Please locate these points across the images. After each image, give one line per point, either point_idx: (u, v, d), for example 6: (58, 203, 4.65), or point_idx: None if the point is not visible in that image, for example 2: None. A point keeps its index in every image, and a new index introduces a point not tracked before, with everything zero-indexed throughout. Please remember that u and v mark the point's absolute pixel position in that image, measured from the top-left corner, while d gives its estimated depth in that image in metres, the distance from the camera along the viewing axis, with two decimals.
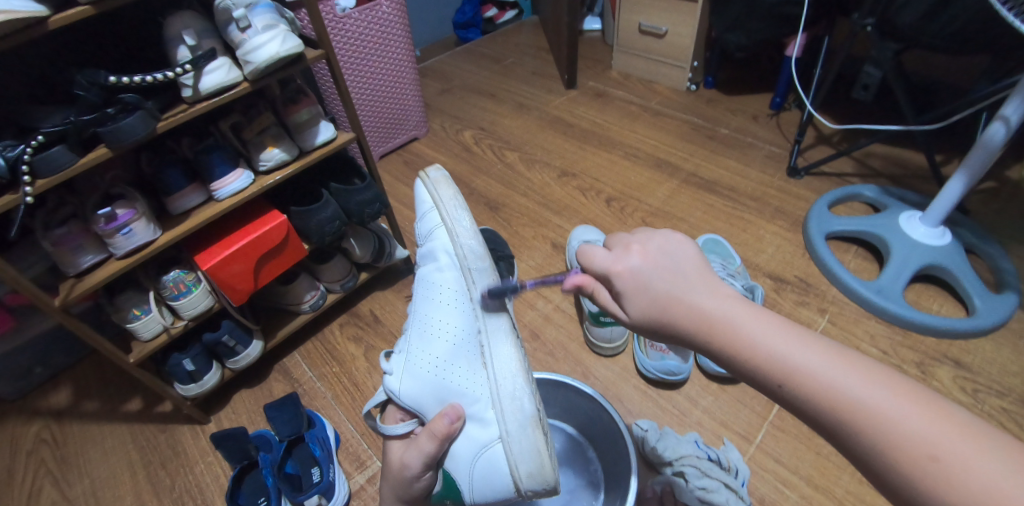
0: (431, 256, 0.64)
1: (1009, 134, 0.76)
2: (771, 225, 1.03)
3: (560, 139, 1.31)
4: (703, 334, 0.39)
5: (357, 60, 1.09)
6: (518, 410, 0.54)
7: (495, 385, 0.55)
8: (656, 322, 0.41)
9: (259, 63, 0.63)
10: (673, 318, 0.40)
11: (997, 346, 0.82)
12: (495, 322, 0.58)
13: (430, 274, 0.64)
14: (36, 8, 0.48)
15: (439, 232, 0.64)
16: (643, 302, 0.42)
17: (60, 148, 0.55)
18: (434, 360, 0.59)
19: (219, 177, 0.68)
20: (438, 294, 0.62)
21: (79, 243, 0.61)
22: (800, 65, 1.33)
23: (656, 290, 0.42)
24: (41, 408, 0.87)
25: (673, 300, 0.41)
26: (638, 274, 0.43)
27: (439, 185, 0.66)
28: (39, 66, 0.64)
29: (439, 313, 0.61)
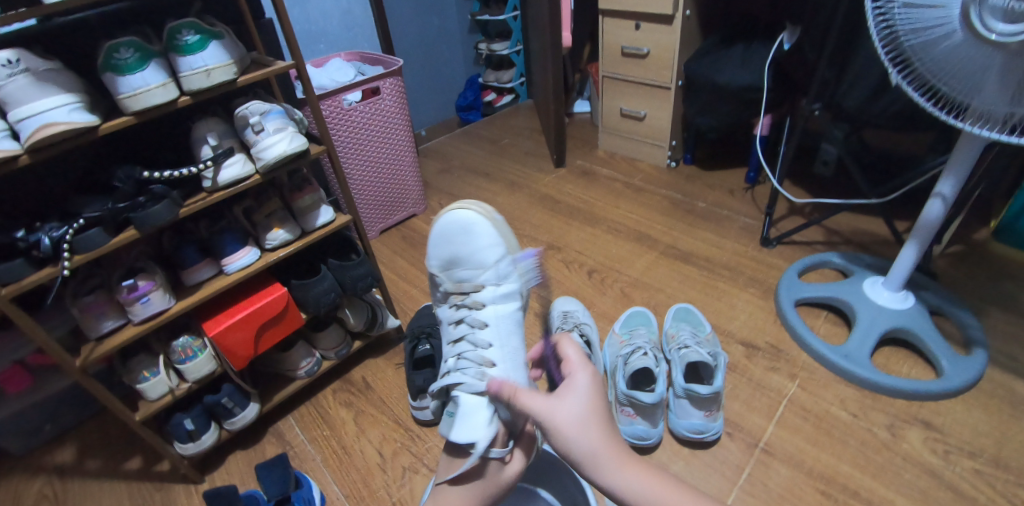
0: (508, 294, 0.71)
1: (946, 208, 0.82)
2: (744, 292, 1.09)
3: (548, 215, 1.42)
4: (609, 455, 0.45)
5: (361, 146, 1.23)
6: None
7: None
8: (581, 427, 0.45)
9: (269, 159, 0.75)
10: (599, 435, 0.45)
11: (967, 407, 0.83)
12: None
13: (503, 306, 0.70)
14: (89, 120, 0.59)
15: (513, 277, 0.71)
16: (582, 408, 0.46)
17: (96, 230, 0.65)
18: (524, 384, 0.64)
19: (229, 254, 0.78)
20: (515, 324, 0.69)
21: (103, 310, 0.70)
22: (768, 143, 1.45)
23: (582, 409, 0.46)
24: (46, 465, 0.92)
25: (600, 418, 0.46)
26: (587, 387, 0.48)
27: (505, 236, 0.72)
28: (88, 159, 0.77)
29: (519, 339, 0.68)
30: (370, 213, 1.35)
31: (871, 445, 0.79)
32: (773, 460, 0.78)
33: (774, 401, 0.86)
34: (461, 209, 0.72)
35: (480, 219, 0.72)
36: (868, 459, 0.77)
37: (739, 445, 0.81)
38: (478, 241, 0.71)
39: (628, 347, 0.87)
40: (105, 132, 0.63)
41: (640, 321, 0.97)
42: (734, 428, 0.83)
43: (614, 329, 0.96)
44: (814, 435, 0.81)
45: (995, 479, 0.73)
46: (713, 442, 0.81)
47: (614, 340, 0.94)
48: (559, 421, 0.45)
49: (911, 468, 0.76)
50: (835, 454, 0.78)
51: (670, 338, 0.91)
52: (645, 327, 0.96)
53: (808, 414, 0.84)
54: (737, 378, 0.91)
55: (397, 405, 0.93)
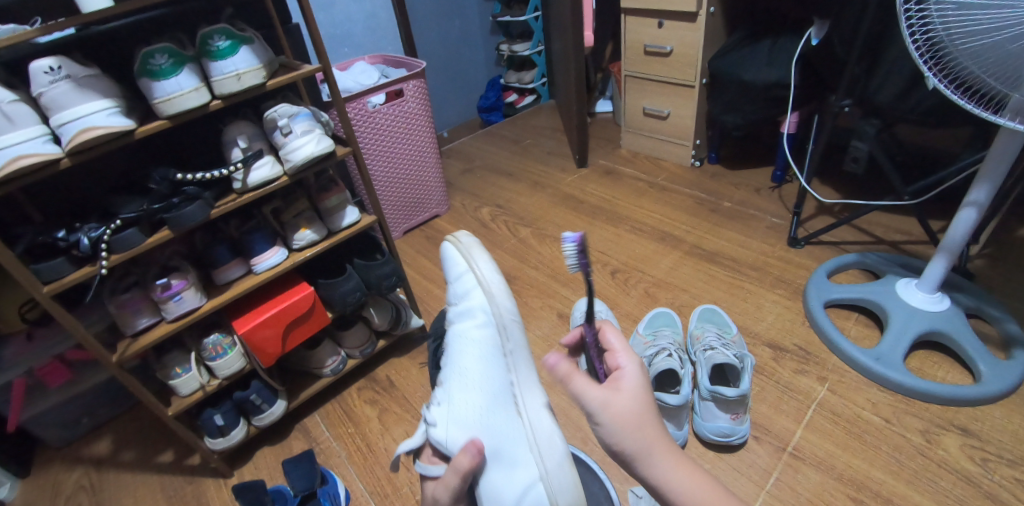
0: (468, 309, 0.53)
1: (980, 216, 0.79)
2: (772, 293, 1.07)
3: (571, 214, 1.41)
4: (656, 454, 0.41)
5: (384, 147, 1.25)
6: (553, 448, 0.48)
7: (533, 430, 0.49)
8: (630, 421, 0.42)
9: (297, 160, 0.76)
10: (649, 429, 0.42)
11: (1008, 413, 0.80)
12: (527, 372, 0.53)
13: (461, 323, 0.54)
14: (126, 124, 0.62)
15: (474, 289, 0.53)
16: (632, 402, 0.43)
17: (133, 230, 0.67)
18: (473, 413, 0.51)
19: (258, 253, 0.80)
20: (472, 343, 0.52)
21: (139, 307, 0.73)
22: (795, 142, 1.41)
23: (631, 402, 0.43)
24: (84, 456, 0.96)
25: (649, 413, 0.43)
26: (635, 380, 0.46)
27: (472, 250, 0.56)
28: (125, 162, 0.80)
29: (477, 365, 0.52)
30: (394, 214, 1.37)
31: (905, 451, 0.76)
32: (802, 464, 0.76)
33: (803, 405, 0.85)
34: (443, 241, 0.59)
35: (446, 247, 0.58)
36: (903, 465, 0.75)
37: (766, 449, 0.79)
38: (446, 258, 0.58)
39: (652, 348, 0.87)
40: (141, 136, 0.65)
41: (665, 322, 0.96)
42: (761, 432, 0.81)
43: (639, 329, 0.95)
44: (845, 441, 0.79)
45: None
46: (739, 445, 0.80)
47: (638, 339, 0.93)
48: (607, 410, 0.43)
49: (948, 475, 0.73)
50: (867, 460, 0.76)
51: (695, 339, 0.90)
52: (670, 328, 0.95)
53: (838, 418, 0.82)
54: (765, 381, 0.90)
55: (420, 403, 0.93)
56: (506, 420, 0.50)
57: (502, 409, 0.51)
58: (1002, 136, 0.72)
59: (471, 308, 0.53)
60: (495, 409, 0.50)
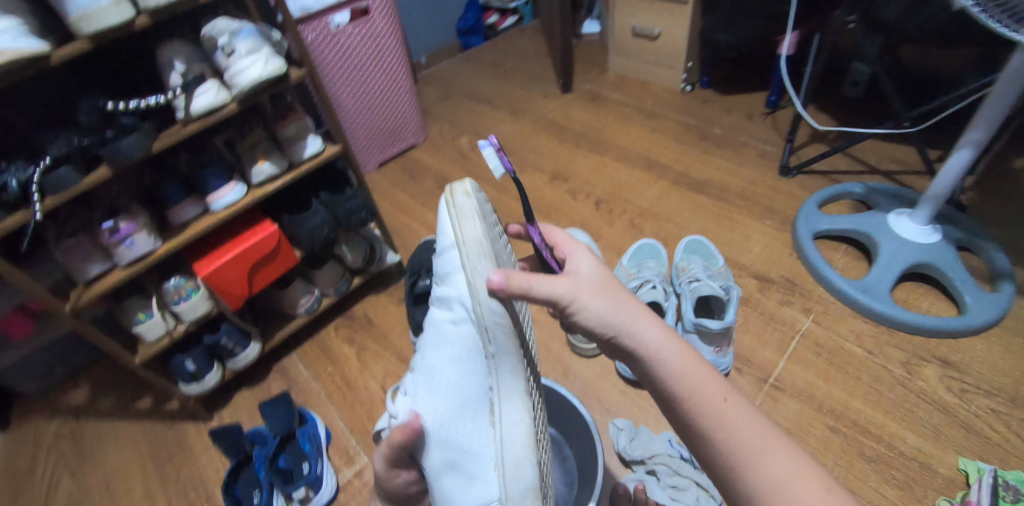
0: (449, 298, 0.45)
1: (975, 154, 0.77)
2: (760, 224, 1.03)
3: (554, 142, 1.34)
4: (642, 327, 0.39)
5: (351, 72, 1.13)
6: (520, 480, 0.42)
7: (501, 447, 0.43)
8: (610, 303, 0.39)
9: (244, 84, 0.67)
10: (623, 297, 0.40)
11: (987, 345, 0.80)
12: (511, 379, 0.43)
13: (439, 313, 0.47)
14: (37, 46, 0.53)
15: (458, 277, 0.43)
16: (602, 281, 0.40)
17: (65, 169, 0.60)
18: (432, 416, 0.46)
19: (214, 190, 0.73)
20: (442, 341, 0.46)
21: (87, 253, 0.67)
22: (793, 63, 1.32)
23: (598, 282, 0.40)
24: (61, 405, 0.93)
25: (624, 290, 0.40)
26: (592, 260, 0.43)
27: (463, 219, 0.42)
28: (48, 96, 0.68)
29: (449, 373, 0.45)
30: (366, 146, 1.28)
31: (885, 382, 0.77)
32: (783, 395, 0.77)
33: (787, 336, 0.84)
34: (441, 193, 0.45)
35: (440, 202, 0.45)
36: (881, 396, 0.76)
37: (748, 380, 0.79)
38: (441, 223, 0.46)
39: (635, 280, 0.84)
40: (59, 60, 0.55)
41: (649, 253, 0.93)
42: (744, 364, 0.81)
43: (622, 261, 0.92)
44: (827, 372, 0.79)
45: (1010, 417, 0.72)
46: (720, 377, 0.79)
47: (621, 270, 0.90)
48: (574, 292, 0.38)
49: (924, 405, 0.74)
50: (847, 390, 0.77)
51: (680, 271, 0.87)
52: (655, 260, 0.92)
53: (821, 349, 0.82)
54: (749, 312, 0.89)
55: (400, 340, 0.92)
56: (474, 427, 0.45)
57: (468, 417, 0.45)
58: (1014, 63, 0.67)
59: (450, 299, 0.44)
60: (461, 417, 0.45)
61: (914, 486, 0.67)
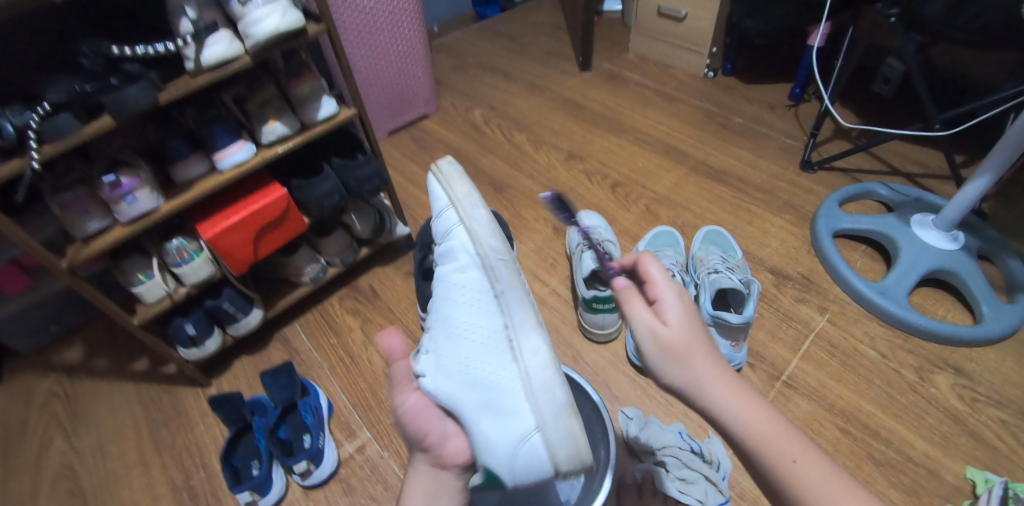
0: (451, 248, 0.51)
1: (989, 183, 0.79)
2: (779, 219, 1.01)
3: (570, 121, 1.30)
4: (717, 382, 0.41)
5: (366, 34, 1.08)
6: (551, 398, 0.45)
7: (526, 377, 0.45)
8: (683, 348, 0.42)
9: (259, 37, 0.63)
10: (700, 358, 0.42)
11: (1001, 355, 0.79)
12: (522, 312, 0.47)
13: (447, 271, 0.52)
14: None
15: (458, 229, 0.50)
16: (684, 331, 0.43)
17: (66, 115, 0.56)
18: (459, 360, 0.48)
19: (221, 148, 0.70)
20: (455, 291, 0.50)
21: (86, 208, 0.63)
22: (823, 55, 1.27)
23: (684, 342, 0.42)
24: (54, 363, 0.91)
25: (705, 343, 0.43)
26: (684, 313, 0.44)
27: (452, 180, 0.53)
28: (46, 37, 0.64)
29: (463, 316, 0.49)
30: (376, 113, 1.23)
31: (896, 386, 0.77)
32: (794, 393, 0.76)
33: (801, 334, 0.83)
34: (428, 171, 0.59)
35: (427, 173, 0.55)
36: (892, 400, 0.75)
37: (760, 376, 0.78)
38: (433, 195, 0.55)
39: None
40: None
41: (667, 241, 0.91)
42: (757, 359, 0.80)
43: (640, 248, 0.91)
44: (839, 373, 0.78)
45: (1019, 429, 0.71)
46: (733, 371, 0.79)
47: None
48: (658, 339, 0.43)
49: (935, 412, 0.73)
50: (858, 392, 0.76)
51: (699, 262, 0.85)
52: (672, 248, 0.90)
53: (835, 350, 0.81)
54: (765, 308, 0.87)
55: (406, 315, 0.89)
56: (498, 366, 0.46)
57: (492, 358, 0.47)
58: None
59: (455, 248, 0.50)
60: (485, 356, 0.47)
61: (920, 492, 0.67)
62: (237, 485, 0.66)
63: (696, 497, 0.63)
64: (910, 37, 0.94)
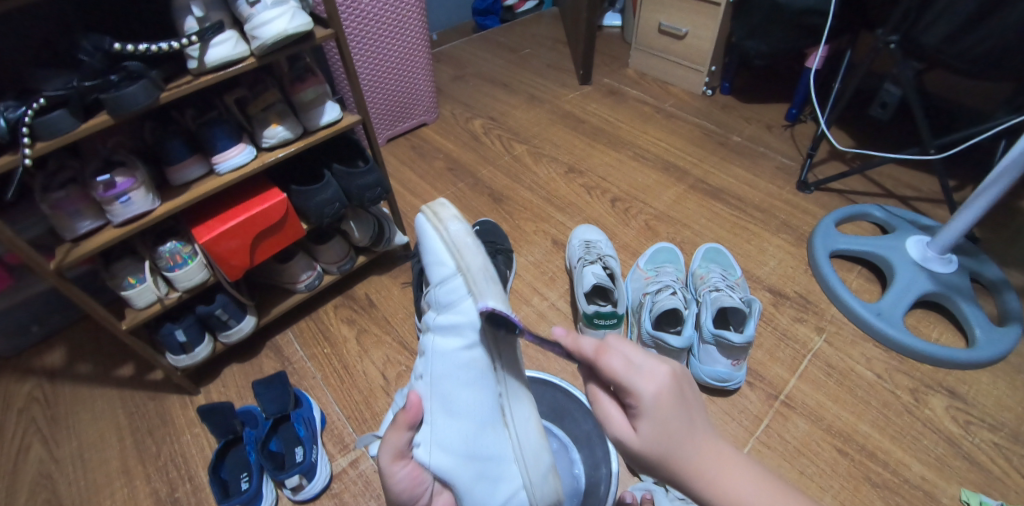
0: (454, 324, 0.42)
1: (978, 214, 0.80)
2: (776, 237, 1.02)
3: (570, 134, 1.30)
4: (697, 479, 0.34)
5: (368, 41, 1.07)
6: (538, 461, 0.44)
7: (518, 444, 0.44)
8: (659, 456, 0.35)
9: (266, 39, 0.62)
10: (683, 459, 0.34)
11: (994, 379, 0.80)
12: (516, 382, 0.45)
13: (444, 342, 0.43)
14: None
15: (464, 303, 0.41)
16: (655, 430, 0.35)
17: (61, 112, 0.54)
18: (455, 438, 0.43)
19: (220, 150, 0.68)
20: (454, 370, 0.42)
21: (78, 208, 0.61)
22: (819, 78, 1.30)
23: (666, 446, 0.34)
24: (35, 367, 0.88)
25: (690, 442, 0.35)
26: (661, 400, 0.35)
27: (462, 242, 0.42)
28: (43, 31, 0.62)
29: (461, 396, 0.43)
30: (376, 120, 1.23)
31: (892, 408, 0.77)
32: (793, 413, 0.76)
33: (799, 354, 0.83)
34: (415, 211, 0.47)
35: (425, 222, 0.44)
36: (889, 422, 0.75)
37: (759, 395, 0.79)
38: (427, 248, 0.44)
39: (654, 285, 0.83)
40: None
41: (667, 258, 0.92)
42: (755, 378, 0.81)
43: (639, 263, 0.92)
44: (836, 393, 0.79)
45: (1013, 453, 0.72)
46: (733, 390, 0.79)
47: (638, 274, 0.90)
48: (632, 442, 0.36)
49: (931, 434, 0.74)
50: (855, 413, 0.76)
51: (698, 279, 0.86)
52: (671, 265, 0.91)
53: (832, 371, 0.81)
54: (762, 327, 0.88)
55: (402, 325, 0.88)
56: (493, 440, 0.44)
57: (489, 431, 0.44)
58: None
59: (459, 326, 0.41)
60: (482, 431, 0.43)
61: None
62: (226, 500, 0.64)
63: None
64: (907, 63, 0.96)
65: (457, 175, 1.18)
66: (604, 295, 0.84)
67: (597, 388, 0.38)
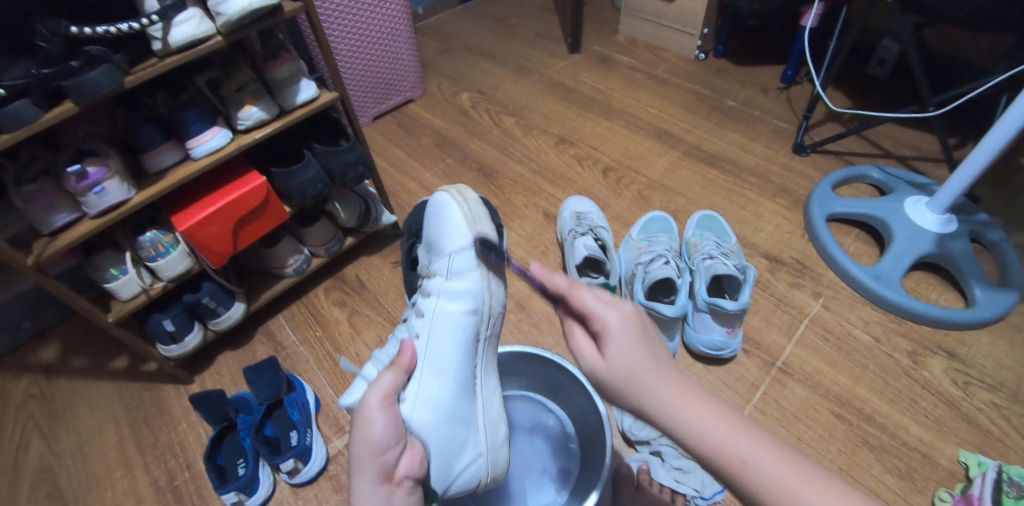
0: (457, 293, 0.50)
1: (981, 170, 0.77)
2: (772, 203, 1.00)
3: (561, 105, 1.27)
4: (658, 399, 0.38)
5: (346, 15, 1.03)
6: (494, 431, 0.53)
7: (485, 409, 0.53)
8: (623, 377, 0.40)
9: (231, 15, 0.59)
10: (639, 375, 0.39)
11: (993, 339, 0.79)
12: (490, 357, 0.54)
13: (446, 307, 0.50)
14: None
15: (469, 276, 0.50)
16: (620, 355, 0.40)
17: (23, 102, 0.52)
18: (437, 394, 0.48)
19: (194, 134, 0.66)
20: (455, 329, 0.50)
21: (52, 201, 0.59)
22: (815, 36, 1.25)
23: (624, 364, 0.40)
24: (29, 363, 0.87)
25: (646, 360, 0.40)
26: (619, 325, 0.41)
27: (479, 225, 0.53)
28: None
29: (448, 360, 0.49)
30: (359, 98, 1.19)
31: (890, 371, 0.76)
32: (790, 380, 0.76)
33: (795, 319, 0.83)
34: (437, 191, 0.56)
35: (450, 201, 0.53)
36: (887, 385, 0.75)
37: (756, 363, 0.78)
38: (446, 225, 0.53)
39: (648, 255, 0.82)
40: None
41: (660, 226, 0.90)
42: (752, 346, 0.80)
43: (632, 233, 0.90)
44: (833, 357, 0.78)
45: (1011, 411, 0.72)
46: (729, 358, 0.78)
47: (632, 245, 0.89)
48: (597, 367, 0.42)
49: (929, 396, 0.74)
50: (852, 377, 0.76)
51: (693, 248, 0.84)
52: (665, 234, 0.89)
53: (829, 336, 0.81)
54: (759, 294, 0.87)
55: (394, 306, 0.87)
56: (465, 403, 0.50)
57: (463, 395, 0.50)
58: None
59: (461, 295, 0.50)
60: (461, 392, 0.50)
61: (915, 477, 0.67)
62: (222, 486, 0.64)
63: (693, 486, 0.63)
64: (906, 16, 0.92)
65: (446, 151, 1.16)
66: (597, 268, 0.82)
67: (571, 323, 0.45)
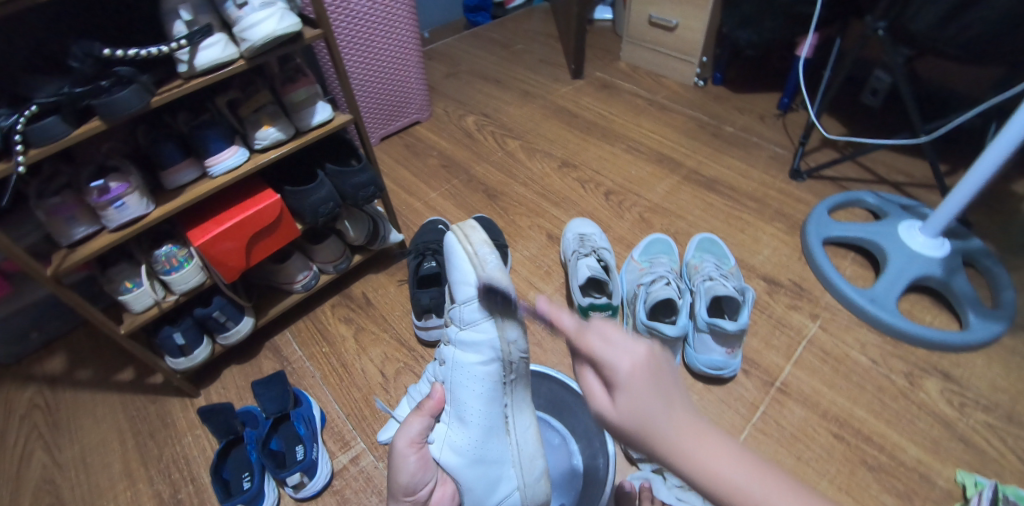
0: (473, 344, 0.49)
1: (970, 197, 0.80)
2: (770, 227, 1.03)
3: (563, 129, 1.30)
4: (674, 442, 0.33)
5: (360, 40, 1.07)
6: (532, 467, 0.51)
7: (519, 449, 0.51)
8: (634, 424, 0.35)
9: (255, 41, 0.62)
10: (652, 420, 0.34)
11: (987, 361, 0.80)
12: (522, 394, 0.52)
13: (465, 357, 0.50)
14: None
15: (482, 327, 0.48)
16: (634, 404, 0.35)
17: (53, 119, 0.54)
18: (464, 441, 0.50)
19: (213, 153, 0.68)
20: (474, 380, 0.49)
21: (73, 214, 0.61)
22: (810, 67, 1.30)
23: (638, 413, 0.35)
24: (35, 374, 0.88)
25: (660, 405, 0.35)
26: (631, 371, 0.36)
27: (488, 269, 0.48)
28: (34, 39, 0.62)
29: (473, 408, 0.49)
30: (369, 119, 1.23)
31: (887, 391, 0.78)
32: (789, 400, 0.77)
33: (793, 341, 0.84)
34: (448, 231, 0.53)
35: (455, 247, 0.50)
36: (883, 406, 0.76)
37: (755, 382, 0.79)
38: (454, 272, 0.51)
39: (649, 276, 0.84)
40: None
41: (661, 248, 0.93)
42: (751, 366, 0.81)
43: (634, 255, 0.92)
44: (830, 378, 0.79)
45: (1007, 432, 0.73)
46: (729, 378, 0.80)
47: (633, 266, 0.91)
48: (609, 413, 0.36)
49: (925, 417, 0.75)
50: (850, 397, 0.77)
51: (692, 269, 0.87)
52: (665, 256, 0.92)
53: (827, 357, 0.82)
54: (758, 315, 0.88)
55: (400, 323, 0.89)
56: (498, 445, 0.51)
57: (494, 436, 0.50)
58: None
59: (477, 346, 0.48)
60: (491, 436, 0.50)
61: (913, 496, 0.68)
62: (228, 500, 0.64)
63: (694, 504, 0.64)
64: (896, 49, 0.97)
65: (452, 173, 1.19)
66: (599, 288, 0.84)
67: (581, 363, 0.39)
